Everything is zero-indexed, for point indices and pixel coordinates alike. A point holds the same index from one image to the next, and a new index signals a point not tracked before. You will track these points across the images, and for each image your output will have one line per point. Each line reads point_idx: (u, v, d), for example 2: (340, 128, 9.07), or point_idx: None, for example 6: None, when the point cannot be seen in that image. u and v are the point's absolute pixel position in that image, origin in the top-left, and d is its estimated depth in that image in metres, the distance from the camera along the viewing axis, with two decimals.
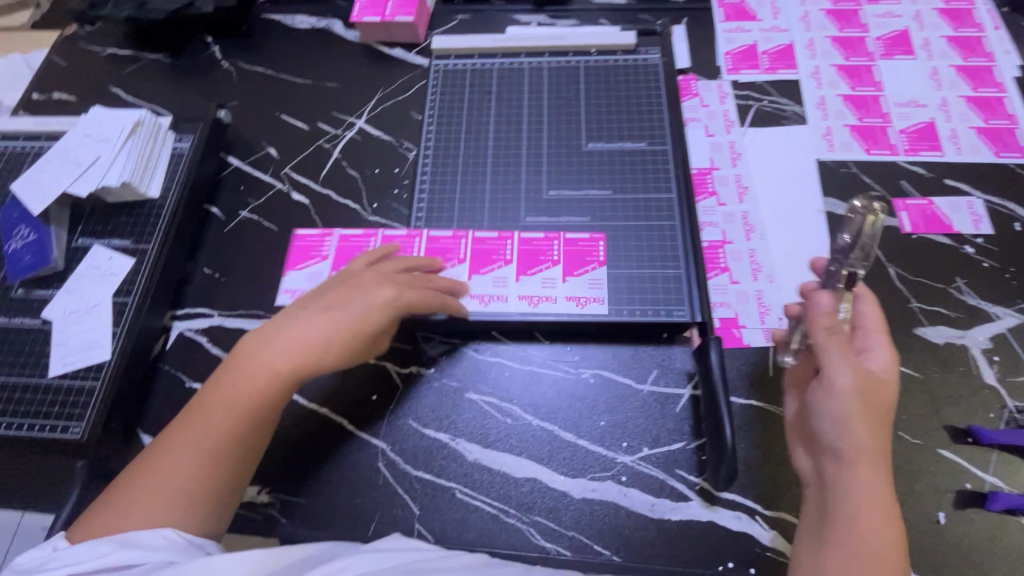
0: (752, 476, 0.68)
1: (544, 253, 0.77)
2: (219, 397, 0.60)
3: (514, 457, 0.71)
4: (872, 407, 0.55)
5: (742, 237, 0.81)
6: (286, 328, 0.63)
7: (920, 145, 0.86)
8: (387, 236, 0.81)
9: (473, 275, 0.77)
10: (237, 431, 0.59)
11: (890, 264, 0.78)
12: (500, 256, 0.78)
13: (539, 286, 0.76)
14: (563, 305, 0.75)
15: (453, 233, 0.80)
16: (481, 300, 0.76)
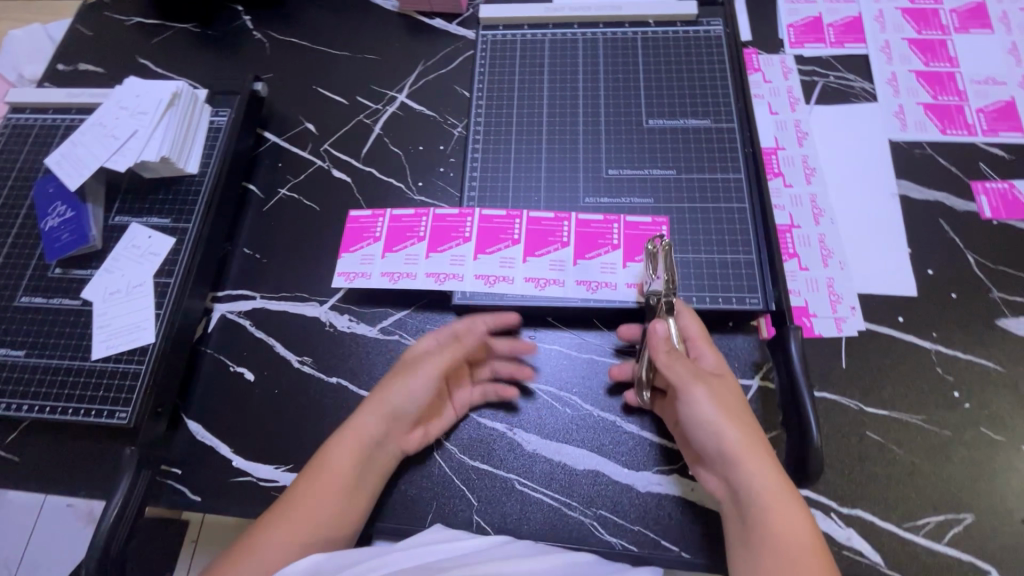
0: (828, 471, 0.64)
1: (603, 237, 0.73)
2: (311, 494, 0.57)
3: (575, 448, 0.68)
4: (730, 408, 0.56)
5: (810, 221, 0.76)
6: (358, 422, 0.61)
7: (1000, 125, 0.81)
8: (441, 215, 0.76)
9: (529, 257, 0.73)
10: (345, 511, 0.58)
11: (969, 251, 0.74)
12: (556, 238, 0.74)
13: (600, 271, 0.72)
14: (627, 293, 0.71)
15: (507, 213, 0.75)
16: (540, 284, 0.72)
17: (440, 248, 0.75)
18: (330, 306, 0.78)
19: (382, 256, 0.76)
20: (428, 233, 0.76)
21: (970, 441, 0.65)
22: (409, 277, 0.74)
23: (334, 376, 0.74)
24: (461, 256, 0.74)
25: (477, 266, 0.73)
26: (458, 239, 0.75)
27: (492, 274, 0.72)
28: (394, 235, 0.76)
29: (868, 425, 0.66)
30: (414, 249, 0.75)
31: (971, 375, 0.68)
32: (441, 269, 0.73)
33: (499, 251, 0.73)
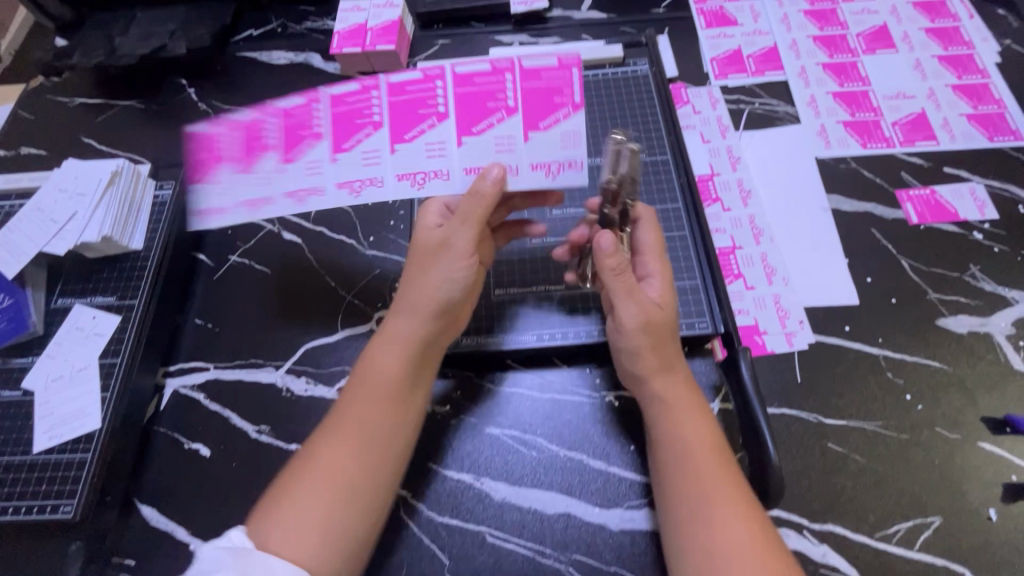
0: (795, 489, 0.64)
1: (495, 92, 0.63)
2: (357, 410, 0.61)
3: (543, 492, 0.67)
4: (657, 338, 0.61)
5: (751, 241, 0.79)
6: (379, 354, 0.64)
7: (915, 135, 0.86)
8: (286, 111, 0.64)
9: (398, 145, 0.63)
10: (386, 435, 0.61)
11: (902, 257, 0.77)
12: (430, 90, 0.63)
13: (494, 147, 0.63)
14: (530, 174, 0.64)
15: (365, 87, 0.64)
16: (417, 181, 0.63)
17: (287, 155, 0.64)
18: (286, 370, 0.77)
19: (217, 174, 0.64)
20: (269, 140, 0.64)
21: (928, 442, 0.66)
22: (252, 207, 0.64)
23: (294, 442, 0.72)
24: (318, 162, 0.64)
25: (337, 169, 0.64)
26: (311, 138, 0.64)
27: (360, 180, 0.64)
28: (227, 142, 0.64)
29: (829, 437, 0.67)
30: (263, 159, 0.64)
31: (920, 377, 0.70)
32: (293, 186, 0.64)
33: (361, 142, 0.64)
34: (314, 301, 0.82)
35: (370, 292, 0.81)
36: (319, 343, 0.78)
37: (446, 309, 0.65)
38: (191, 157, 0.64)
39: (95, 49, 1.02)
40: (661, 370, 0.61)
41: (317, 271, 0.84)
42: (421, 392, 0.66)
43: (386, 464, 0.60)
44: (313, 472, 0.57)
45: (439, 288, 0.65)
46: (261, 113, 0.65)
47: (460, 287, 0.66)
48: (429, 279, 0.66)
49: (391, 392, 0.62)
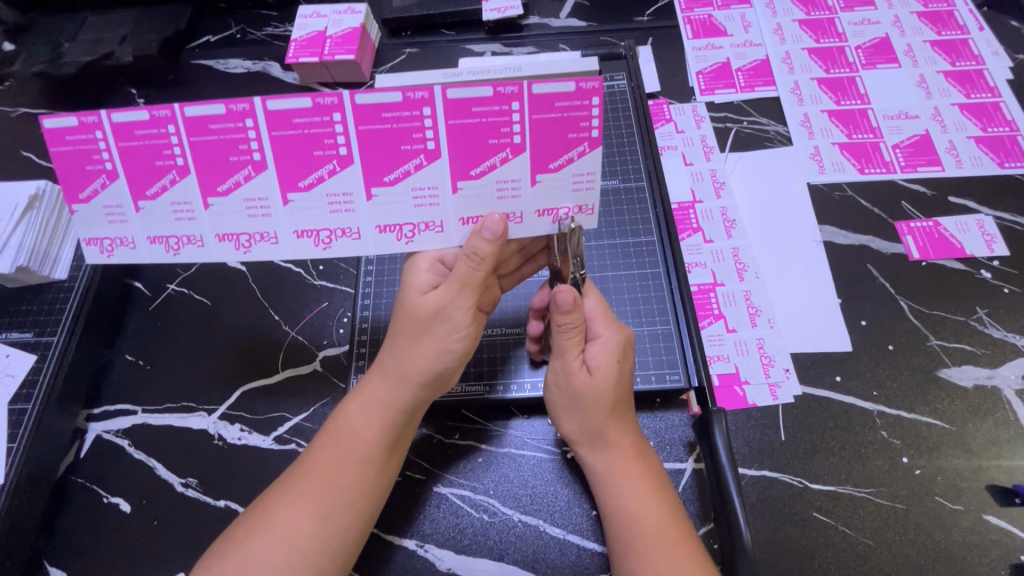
0: (777, 568, 0.57)
1: (499, 124, 0.49)
2: (326, 467, 0.53)
3: (493, 562, 0.60)
4: (590, 409, 0.54)
5: (734, 277, 0.72)
6: (354, 410, 0.56)
7: (917, 160, 0.79)
8: (212, 130, 0.49)
9: (374, 189, 0.51)
10: (350, 503, 0.53)
11: (901, 297, 0.70)
12: (412, 119, 0.48)
13: (496, 193, 0.52)
14: (536, 221, 0.54)
15: (315, 106, 0.48)
16: (403, 234, 0.53)
17: (224, 183, 0.51)
18: (219, 415, 0.70)
19: (151, 190, 0.51)
20: (195, 160, 0.50)
21: (928, 513, 0.59)
22: (200, 243, 0.53)
23: (222, 498, 0.65)
24: (269, 200, 0.51)
25: (295, 214, 0.52)
26: (253, 169, 0.50)
27: (326, 230, 0.53)
28: (151, 153, 0.50)
29: (815, 505, 0.59)
30: (198, 182, 0.51)
31: (918, 437, 0.62)
32: (244, 230, 0.53)
33: (320, 181, 0.51)
34: (256, 336, 0.75)
35: (315, 328, 0.75)
36: (257, 384, 0.72)
37: (438, 375, 0.56)
38: (104, 170, 0.50)
39: (38, 56, 0.95)
40: (593, 439, 0.55)
41: (261, 303, 0.77)
42: (398, 458, 0.57)
43: (354, 531, 0.53)
44: (269, 529, 0.50)
45: (430, 361, 0.55)
46: (175, 116, 0.48)
47: (454, 356, 0.56)
48: (422, 349, 0.55)
49: (368, 458, 0.54)
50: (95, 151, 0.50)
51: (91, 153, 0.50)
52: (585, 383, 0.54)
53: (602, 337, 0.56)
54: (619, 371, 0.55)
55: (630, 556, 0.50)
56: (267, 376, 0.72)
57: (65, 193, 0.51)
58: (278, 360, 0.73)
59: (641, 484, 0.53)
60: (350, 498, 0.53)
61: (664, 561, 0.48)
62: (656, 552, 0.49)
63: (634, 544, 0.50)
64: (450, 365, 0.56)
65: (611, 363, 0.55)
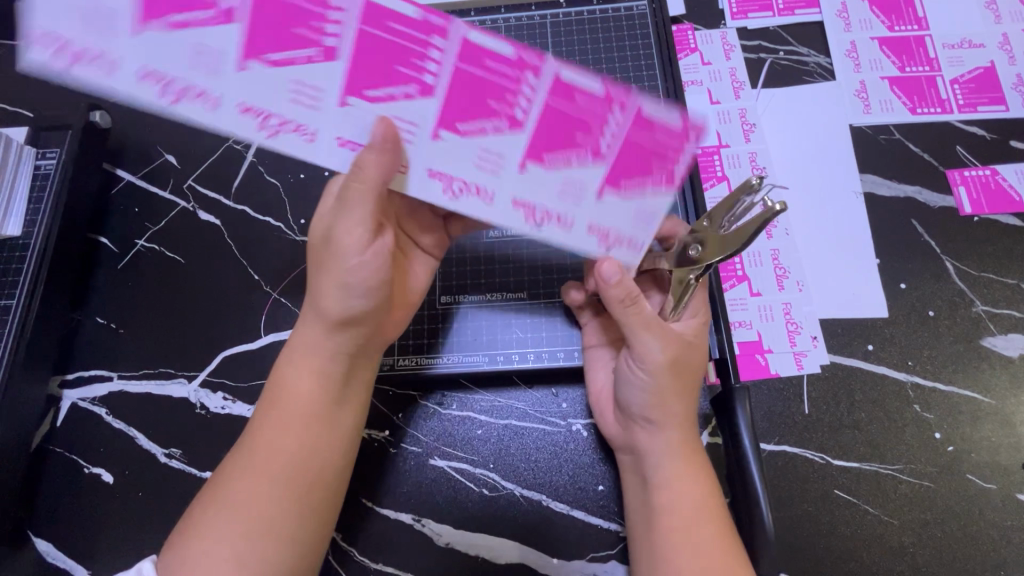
0: (794, 547, 0.54)
1: (584, 124, 0.44)
2: (271, 429, 0.49)
3: (494, 537, 0.57)
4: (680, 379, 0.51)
5: (761, 234, 0.65)
6: (285, 366, 0.51)
7: (978, 97, 0.69)
8: (295, 3, 0.40)
9: (443, 131, 0.44)
10: (315, 458, 0.49)
11: (947, 257, 0.63)
12: (513, 79, 0.42)
13: (557, 190, 0.46)
14: (584, 236, 0.47)
15: (422, 19, 0.41)
16: (451, 187, 0.45)
17: (373, 88, 0.42)
18: (201, 383, 0.65)
19: (274, 56, 0.40)
20: (259, 22, 0.40)
21: (959, 491, 0.55)
22: (309, 137, 0.43)
23: (209, 469, 0.62)
24: (249, 78, 0.41)
25: (246, 87, 0.41)
26: (245, 48, 0.40)
27: (459, 179, 0.45)
28: (295, 17, 0.40)
29: (838, 483, 0.55)
30: (343, 74, 0.42)
31: (955, 412, 0.57)
32: (185, 78, 0.40)
33: (389, 98, 0.43)
34: (236, 299, 0.69)
35: (299, 288, 0.68)
36: (240, 350, 0.66)
37: (351, 316, 0.49)
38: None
39: None
40: (662, 422, 0.51)
41: (238, 261, 0.70)
42: (352, 408, 0.53)
43: (320, 493, 0.49)
44: (225, 508, 0.46)
45: (343, 299, 0.48)
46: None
47: (359, 290, 0.48)
48: (324, 288, 0.49)
49: (315, 411, 0.50)
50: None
51: (311, 18, 0.40)
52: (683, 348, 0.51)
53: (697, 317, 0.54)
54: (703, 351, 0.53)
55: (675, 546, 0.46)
56: (249, 343, 0.67)
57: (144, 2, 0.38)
58: (260, 323, 0.67)
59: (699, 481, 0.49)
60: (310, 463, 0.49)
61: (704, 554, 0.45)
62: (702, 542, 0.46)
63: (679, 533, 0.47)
64: (362, 302, 0.48)
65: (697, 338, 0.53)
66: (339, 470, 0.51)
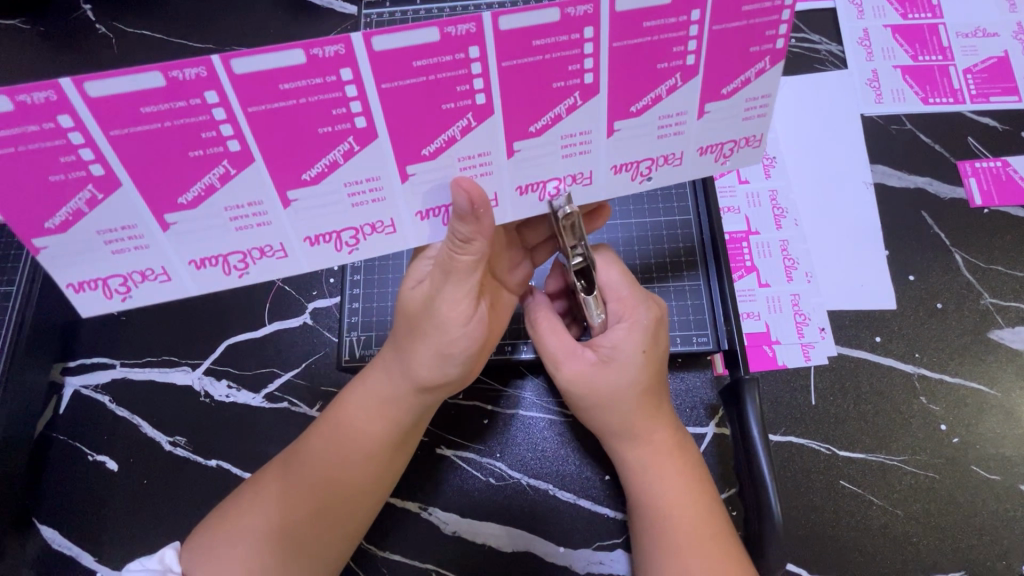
0: (799, 537, 0.54)
1: (673, 41, 0.37)
2: (330, 459, 0.48)
3: (501, 527, 0.57)
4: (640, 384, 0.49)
5: (770, 224, 0.64)
6: (356, 402, 0.50)
7: (991, 88, 0.68)
8: (283, 91, 0.34)
9: (517, 143, 0.39)
10: (371, 494, 0.50)
11: (956, 249, 0.62)
12: (677, 27, 0.36)
13: (657, 131, 0.41)
14: (697, 161, 0.44)
15: (562, 21, 0.34)
16: (639, 172, 0.43)
17: (430, 142, 0.38)
18: (205, 371, 0.65)
19: (312, 170, 0.38)
20: (258, 141, 0.35)
21: (963, 483, 0.55)
22: (279, 254, 0.41)
23: (214, 458, 0.62)
24: (262, 204, 0.38)
25: (300, 218, 0.40)
26: (231, 163, 0.36)
27: (554, 179, 0.42)
28: (316, 115, 0.35)
29: (844, 474, 0.56)
30: (391, 148, 0.38)
31: (961, 404, 0.57)
32: (231, 249, 0.40)
33: (450, 142, 0.38)
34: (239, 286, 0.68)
35: (303, 276, 0.68)
36: (243, 338, 0.66)
37: (441, 382, 0.49)
38: (47, 102, 0.31)
39: None
40: (621, 433, 0.50)
41: None
42: (410, 452, 0.53)
43: (363, 522, 0.50)
44: (260, 515, 0.46)
45: (434, 366, 0.47)
46: (218, 79, 0.32)
47: (457, 361, 0.48)
48: (417, 352, 0.47)
49: (383, 454, 0.50)
50: (68, 149, 0.33)
51: (330, 107, 0.35)
52: (600, 376, 0.49)
53: (628, 320, 0.50)
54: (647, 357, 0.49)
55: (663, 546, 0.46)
56: (253, 331, 0.66)
57: (96, 117, 0.32)
58: (264, 311, 0.67)
59: (680, 481, 0.48)
60: (344, 503, 0.48)
61: (702, 557, 0.44)
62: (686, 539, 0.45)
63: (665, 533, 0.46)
64: (454, 371, 0.48)
65: (635, 352, 0.49)
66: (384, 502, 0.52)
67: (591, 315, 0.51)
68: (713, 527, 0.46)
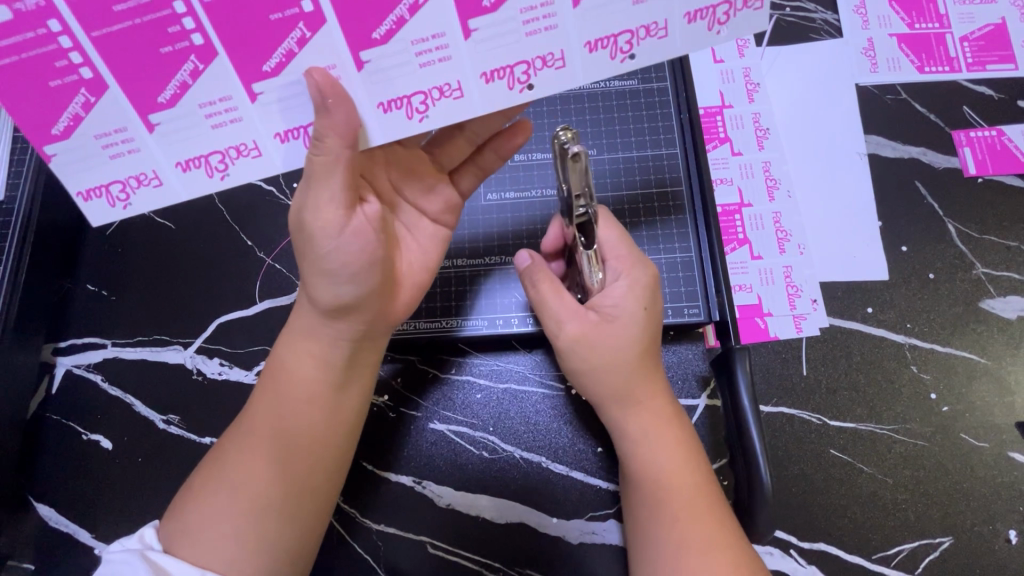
0: (790, 504, 0.55)
1: None
2: (265, 408, 0.49)
3: (495, 498, 0.58)
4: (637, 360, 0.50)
5: (763, 196, 0.64)
6: (285, 349, 0.50)
7: (987, 56, 0.67)
8: (117, 13, 0.38)
9: (474, 23, 0.41)
10: (314, 436, 0.49)
11: (950, 220, 0.62)
12: None
13: (628, 1, 0.41)
14: (683, 31, 0.44)
15: None
16: (619, 49, 0.43)
17: (381, 24, 0.40)
18: (197, 349, 0.65)
19: (272, 61, 0.41)
20: (107, 66, 0.40)
21: (951, 450, 0.56)
22: (254, 152, 0.44)
23: (207, 435, 0.62)
24: (231, 99, 0.42)
25: (168, 143, 0.43)
26: (197, 58, 0.40)
27: (521, 64, 0.43)
28: (264, 3, 0.38)
29: (835, 444, 0.56)
30: (343, 33, 0.40)
31: (953, 373, 0.58)
32: (211, 147, 0.43)
33: (401, 24, 0.40)
34: (229, 264, 0.67)
35: (293, 254, 0.67)
36: (235, 317, 0.66)
37: (343, 304, 0.46)
38: (37, 8, 0.37)
39: None
40: (621, 397, 0.50)
41: (230, 226, 0.68)
42: (353, 393, 0.51)
43: (316, 471, 0.49)
44: (221, 486, 0.46)
45: (327, 284, 0.45)
46: (56, 7, 0.37)
47: (347, 275, 0.45)
48: (309, 274, 0.46)
49: (312, 391, 0.49)
50: (59, 54, 0.39)
51: None
52: (601, 332, 0.50)
53: (624, 275, 0.51)
54: (645, 316, 0.50)
55: (657, 518, 0.46)
56: (244, 309, 0.66)
57: (77, 16, 0.38)
58: (255, 289, 0.66)
59: (675, 455, 0.48)
60: (293, 448, 0.48)
61: (698, 529, 0.45)
62: (682, 512, 0.46)
63: (660, 506, 0.46)
64: (349, 289, 0.45)
65: (636, 308, 0.50)
66: (342, 450, 0.51)
67: (589, 272, 0.51)
68: (708, 501, 0.46)
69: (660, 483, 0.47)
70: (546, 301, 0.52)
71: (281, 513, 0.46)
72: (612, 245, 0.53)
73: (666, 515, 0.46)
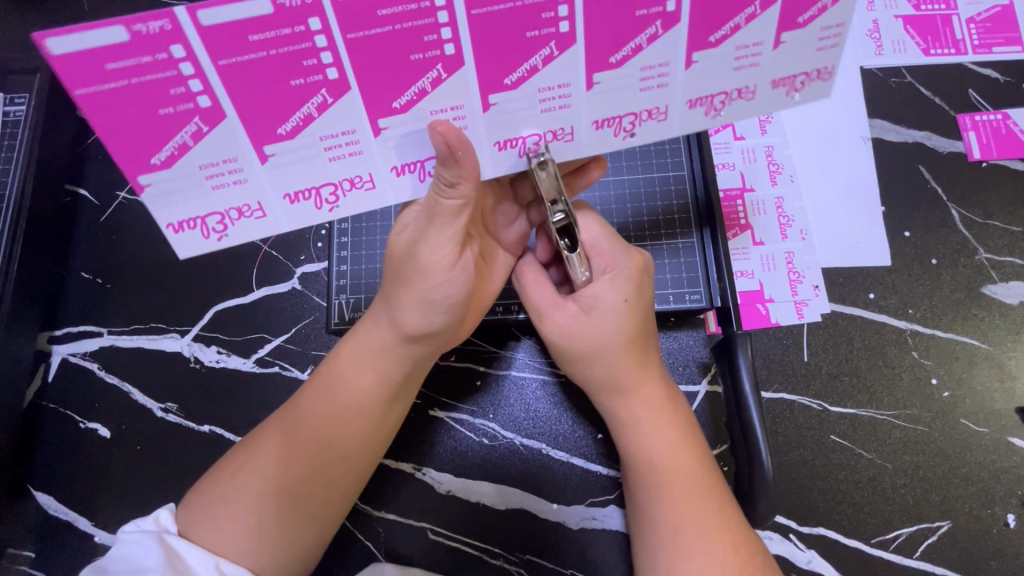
0: (789, 489, 0.55)
1: None
2: (322, 422, 0.47)
3: (496, 484, 0.58)
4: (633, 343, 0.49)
5: (766, 181, 0.63)
6: (348, 361, 0.49)
7: (994, 38, 0.66)
8: (251, 43, 0.33)
9: (596, 74, 0.39)
10: (370, 450, 0.50)
11: (953, 205, 0.62)
12: None
13: (733, 62, 0.40)
14: (768, 95, 0.43)
15: None
16: (712, 107, 0.43)
17: (513, 72, 0.38)
18: (195, 337, 0.64)
19: (402, 99, 0.38)
20: (231, 98, 0.35)
21: (950, 434, 0.56)
22: (367, 184, 0.42)
23: (206, 423, 0.62)
24: (354, 133, 0.39)
25: (277, 174, 0.40)
26: (329, 92, 0.37)
27: (630, 114, 0.42)
28: (408, 42, 0.35)
29: (835, 429, 0.56)
30: (476, 77, 0.38)
31: (953, 358, 0.58)
32: (324, 180, 0.41)
33: (531, 72, 0.38)
34: (225, 251, 0.66)
35: (290, 241, 0.66)
36: (232, 304, 0.65)
37: (428, 331, 0.47)
38: (162, 32, 0.32)
39: None
40: (615, 382, 0.49)
41: None
42: (402, 404, 0.52)
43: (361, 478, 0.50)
44: (259, 491, 0.45)
45: (424, 314, 0.46)
46: (184, 30, 0.32)
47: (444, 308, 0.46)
48: (404, 299, 0.46)
49: (373, 409, 0.49)
50: (179, 81, 0.34)
51: (422, 34, 0.35)
52: (584, 325, 0.49)
53: (608, 271, 0.50)
54: (628, 310, 0.49)
55: (654, 499, 0.46)
56: (241, 296, 0.65)
57: (206, 46, 0.33)
58: (251, 276, 0.66)
59: (672, 437, 0.48)
60: (341, 459, 0.47)
61: (695, 511, 0.45)
62: (679, 493, 0.45)
63: (657, 487, 0.46)
64: (440, 319, 0.47)
65: (617, 301, 0.48)
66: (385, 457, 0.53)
67: (574, 272, 0.50)
68: (707, 483, 0.46)
69: (657, 465, 0.47)
70: (531, 296, 0.52)
71: (319, 518, 0.47)
72: (599, 249, 0.51)
73: (662, 496, 0.46)
